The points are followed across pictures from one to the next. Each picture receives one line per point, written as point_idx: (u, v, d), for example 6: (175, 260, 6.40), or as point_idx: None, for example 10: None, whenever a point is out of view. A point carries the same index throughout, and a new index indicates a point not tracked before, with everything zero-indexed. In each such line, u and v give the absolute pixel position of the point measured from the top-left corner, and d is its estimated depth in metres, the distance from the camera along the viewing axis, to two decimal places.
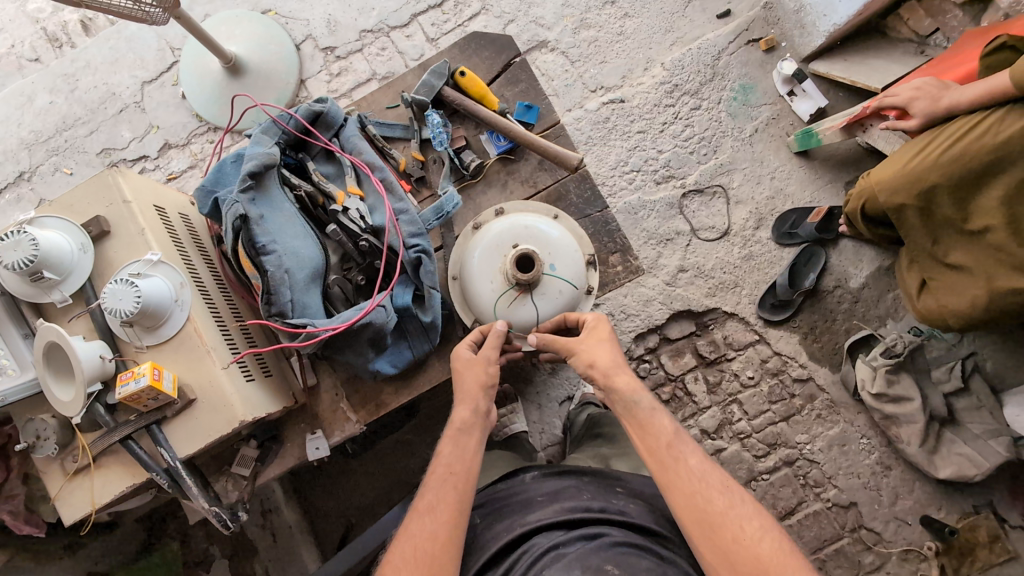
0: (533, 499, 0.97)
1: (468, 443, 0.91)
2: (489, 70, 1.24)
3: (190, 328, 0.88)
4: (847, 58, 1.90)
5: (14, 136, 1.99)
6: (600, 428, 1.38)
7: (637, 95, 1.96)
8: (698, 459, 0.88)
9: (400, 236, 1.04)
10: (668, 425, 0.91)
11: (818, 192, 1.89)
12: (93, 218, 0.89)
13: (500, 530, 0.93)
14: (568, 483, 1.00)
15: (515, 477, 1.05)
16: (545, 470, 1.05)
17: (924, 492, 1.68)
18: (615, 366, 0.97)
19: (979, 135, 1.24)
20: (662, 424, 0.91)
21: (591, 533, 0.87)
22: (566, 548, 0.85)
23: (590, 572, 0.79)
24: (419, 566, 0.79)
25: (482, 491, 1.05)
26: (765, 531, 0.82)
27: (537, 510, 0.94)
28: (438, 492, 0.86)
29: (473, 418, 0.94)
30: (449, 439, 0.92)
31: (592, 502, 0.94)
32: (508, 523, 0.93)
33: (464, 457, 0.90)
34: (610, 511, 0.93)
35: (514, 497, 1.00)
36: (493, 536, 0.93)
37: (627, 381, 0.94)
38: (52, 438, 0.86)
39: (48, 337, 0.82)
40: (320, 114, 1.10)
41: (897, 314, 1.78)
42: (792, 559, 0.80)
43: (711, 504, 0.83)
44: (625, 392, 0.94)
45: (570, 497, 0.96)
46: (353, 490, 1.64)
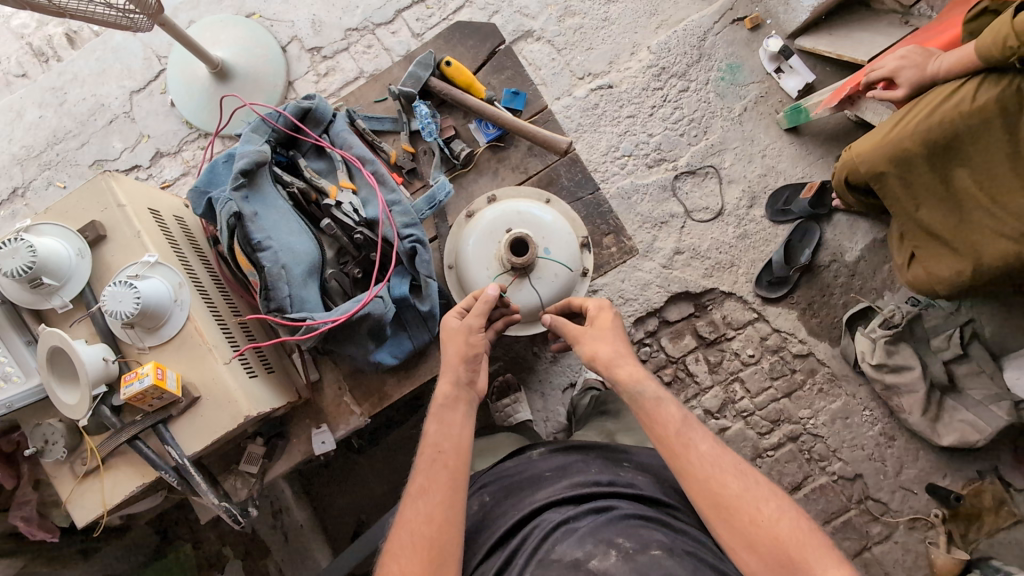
0: (542, 475, 1.00)
1: (456, 420, 0.91)
2: (474, 59, 1.24)
3: (191, 327, 0.89)
4: (833, 32, 1.90)
5: (6, 152, 1.99)
6: (606, 405, 1.39)
7: (625, 80, 1.97)
8: (710, 444, 0.87)
9: (394, 227, 1.05)
10: (677, 411, 0.91)
11: (809, 168, 1.90)
12: (88, 223, 0.90)
13: (510, 508, 0.95)
14: (575, 458, 1.03)
15: (522, 455, 1.09)
16: (552, 447, 1.08)
17: (929, 461, 1.70)
18: (617, 355, 0.97)
19: (958, 103, 1.25)
20: (669, 411, 0.91)
21: (600, 506, 0.88)
22: (576, 522, 0.86)
23: (602, 545, 0.80)
24: (418, 551, 0.79)
25: (493, 471, 1.08)
26: (783, 511, 0.81)
27: (546, 486, 0.96)
28: (429, 474, 0.86)
29: (454, 392, 0.94)
30: (433, 417, 0.92)
31: (600, 476, 0.96)
32: (517, 502, 0.95)
33: (456, 436, 0.90)
34: (619, 484, 0.95)
35: (524, 473, 1.03)
36: (505, 514, 0.95)
37: (629, 370, 0.95)
38: (60, 441, 0.88)
39: (51, 341, 0.83)
40: (309, 111, 1.10)
41: (894, 286, 1.79)
42: (814, 536, 0.79)
43: (726, 488, 0.83)
44: (627, 381, 0.94)
45: (579, 473, 0.98)
46: (363, 486, 1.66)
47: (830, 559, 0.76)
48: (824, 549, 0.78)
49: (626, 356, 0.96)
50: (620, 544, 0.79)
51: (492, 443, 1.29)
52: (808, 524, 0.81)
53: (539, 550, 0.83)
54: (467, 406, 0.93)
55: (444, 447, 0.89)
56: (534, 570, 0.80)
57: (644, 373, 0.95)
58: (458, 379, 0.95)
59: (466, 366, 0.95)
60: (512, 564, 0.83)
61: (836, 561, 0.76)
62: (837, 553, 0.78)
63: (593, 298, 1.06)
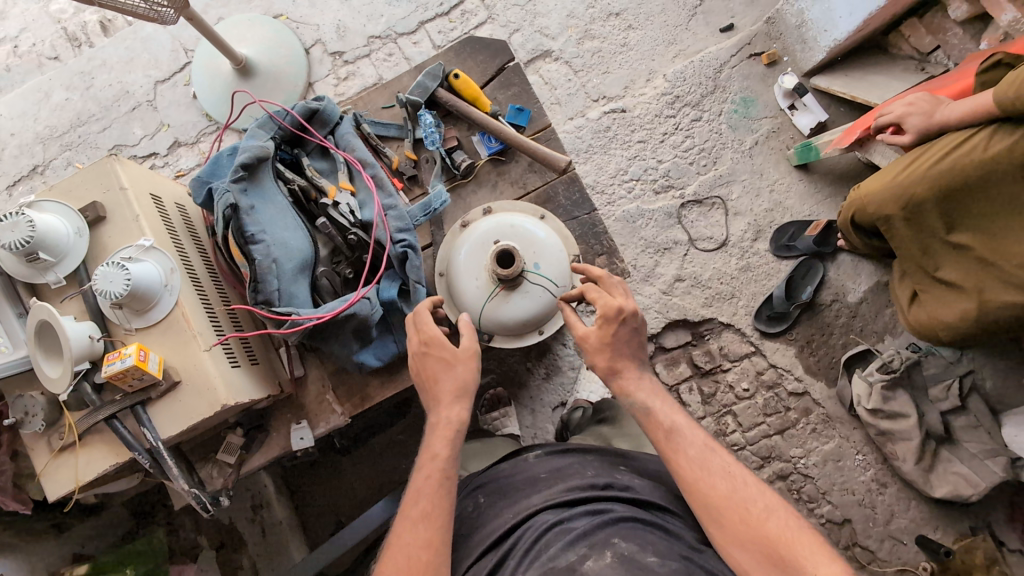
0: (538, 477, 1.02)
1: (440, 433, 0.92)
2: (483, 74, 1.26)
3: (178, 312, 0.90)
4: (848, 74, 1.92)
5: (30, 130, 2.06)
6: (602, 412, 1.40)
7: (638, 106, 1.99)
8: (698, 448, 0.92)
9: (387, 230, 1.07)
10: (668, 415, 0.96)
11: (817, 206, 1.89)
12: (90, 204, 0.92)
13: (504, 508, 0.98)
14: (571, 460, 1.05)
15: (517, 457, 1.10)
16: (549, 449, 1.09)
17: (920, 512, 1.66)
18: (612, 371, 1.01)
19: (966, 151, 1.25)
20: (659, 418, 0.96)
21: (594, 509, 0.90)
22: (571, 523, 0.88)
23: (597, 547, 0.81)
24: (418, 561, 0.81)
25: (488, 471, 1.10)
26: (772, 511, 0.84)
27: (541, 490, 0.98)
28: (432, 493, 0.87)
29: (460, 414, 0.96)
30: (439, 436, 0.93)
31: (596, 479, 0.97)
32: (512, 508, 0.96)
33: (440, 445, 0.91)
34: (616, 487, 0.96)
35: (518, 475, 1.04)
36: (499, 511, 0.98)
37: (634, 380, 1.00)
38: (39, 415, 0.88)
39: (40, 316, 0.84)
40: (317, 112, 1.13)
41: (894, 330, 1.77)
42: (804, 534, 0.81)
43: (714, 489, 0.87)
44: (620, 394, 1.00)
45: (574, 476, 0.99)
46: (346, 487, 1.67)
47: (820, 556, 0.78)
48: (816, 546, 0.80)
49: (629, 364, 1.02)
50: (615, 545, 0.81)
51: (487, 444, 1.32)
52: (799, 523, 0.83)
53: (533, 549, 0.85)
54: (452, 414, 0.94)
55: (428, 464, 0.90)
56: (530, 568, 0.82)
57: (644, 382, 1.01)
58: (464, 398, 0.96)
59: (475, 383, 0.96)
60: (507, 566, 0.85)
61: (827, 559, 0.78)
62: (829, 551, 0.80)
63: (603, 299, 1.01)
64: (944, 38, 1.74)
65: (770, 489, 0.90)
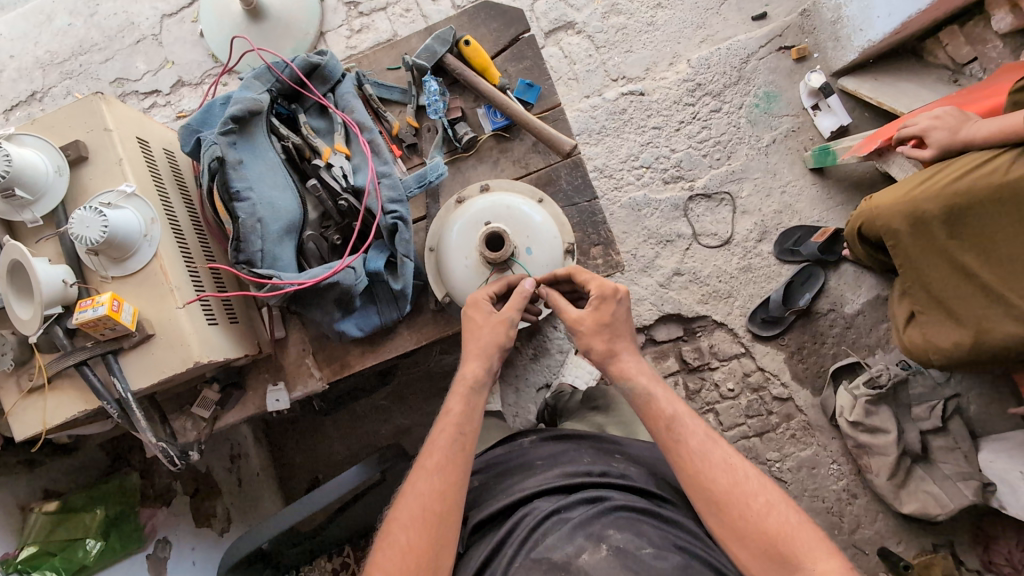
0: (534, 463, 1.04)
1: (453, 406, 0.98)
2: (495, 43, 1.20)
3: (156, 264, 0.88)
4: (878, 77, 1.84)
5: (30, 54, 1.99)
6: (594, 400, 1.38)
7: (658, 90, 1.92)
8: (699, 439, 0.92)
9: (379, 199, 1.03)
10: (670, 403, 0.96)
11: (827, 212, 1.85)
12: (72, 142, 0.89)
13: (502, 491, 1.02)
14: (567, 447, 1.07)
15: (513, 442, 1.13)
16: (544, 435, 1.11)
17: (886, 525, 1.68)
18: (610, 354, 1.00)
19: (986, 173, 1.21)
20: (660, 406, 0.96)
21: (591, 497, 0.91)
22: (567, 512, 0.89)
23: (592, 538, 0.84)
24: (424, 516, 0.87)
25: (485, 455, 1.13)
26: (773, 506, 0.85)
27: (537, 474, 1.01)
28: (447, 449, 0.94)
29: (480, 374, 1.00)
30: (459, 396, 0.99)
31: (592, 467, 0.99)
32: (509, 490, 1.00)
33: (448, 423, 0.97)
34: (611, 474, 0.98)
35: (515, 460, 1.07)
36: (495, 495, 1.01)
37: (633, 364, 1.00)
38: (10, 352, 0.87)
39: (12, 256, 0.82)
40: (318, 67, 1.08)
41: (887, 345, 1.75)
42: (804, 530, 0.82)
43: (715, 484, 0.87)
44: (619, 378, 1.00)
45: (570, 462, 1.02)
46: (324, 445, 1.69)
47: (820, 552, 0.79)
48: (815, 541, 0.81)
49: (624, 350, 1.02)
50: (610, 537, 0.83)
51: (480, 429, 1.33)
52: (800, 517, 0.84)
53: (530, 537, 0.86)
54: (466, 389, 0.99)
55: (436, 441, 0.95)
56: (525, 559, 0.83)
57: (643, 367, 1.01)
58: (484, 370, 1.00)
59: (482, 360, 1.00)
60: (503, 553, 0.87)
61: (827, 554, 0.79)
62: (828, 546, 0.81)
63: (591, 279, 1.02)
64: (983, 50, 1.66)
65: (770, 480, 0.90)
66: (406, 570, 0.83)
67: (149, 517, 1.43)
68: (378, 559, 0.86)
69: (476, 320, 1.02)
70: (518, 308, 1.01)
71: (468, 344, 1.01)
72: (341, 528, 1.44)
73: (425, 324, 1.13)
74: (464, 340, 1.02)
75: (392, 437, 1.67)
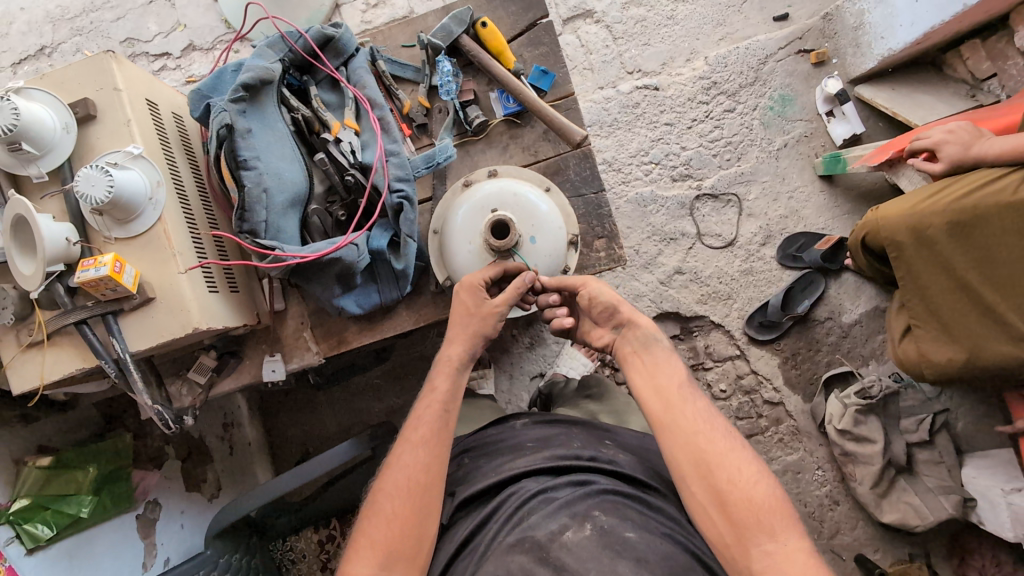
0: (524, 444, 1.05)
1: (439, 384, 0.99)
2: (512, 27, 1.19)
3: (160, 229, 0.88)
4: (896, 87, 1.82)
5: (41, 8, 1.97)
6: (589, 388, 1.42)
7: (672, 86, 1.91)
8: (704, 404, 0.92)
9: (386, 177, 1.03)
10: (679, 369, 0.97)
11: (833, 220, 1.84)
12: (80, 100, 0.88)
13: (489, 469, 1.03)
14: (557, 431, 1.08)
15: (505, 424, 1.14)
16: (535, 420, 1.13)
17: (865, 533, 1.70)
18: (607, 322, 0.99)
19: (993, 192, 1.21)
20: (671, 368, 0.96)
21: (579, 480, 0.93)
22: (554, 492, 0.91)
23: (577, 518, 0.85)
24: (408, 490, 0.90)
25: (476, 435, 1.14)
26: (760, 480, 0.85)
27: (527, 454, 1.02)
28: (432, 427, 0.95)
29: (469, 355, 1.01)
30: (451, 376, 1.00)
31: (582, 451, 1.01)
32: (498, 466, 1.01)
33: (432, 400, 0.98)
34: (600, 460, 1.00)
35: (506, 441, 1.08)
36: (484, 472, 1.02)
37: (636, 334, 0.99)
38: (10, 308, 0.86)
39: (17, 210, 0.82)
40: (332, 39, 1.07)
41: (881, 357, 1.76)
42: (785, 507, 0.83)
43: (711, 444, 0.87)
44: (636, 333, 1.00)
45: (560, 445, 1.03)
46: (317, 419, 1.71)
47: (794, 531, 0.80)
48: (790, 521, 0.81)
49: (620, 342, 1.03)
50: (595, 517, 0.85)
51: (473, 408, 1.34)
52: (783, 496, 0.84)
53: (516, 514, 0.89)
54: (452, 369, 1.00)
55: (421, 417, 0.97)
56: (509, 536, 0.85)
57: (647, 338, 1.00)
58: (468, 354, 1.01)
59: (466, 344, 1.01)
60: (488, 528, 0.89)
61: (798, 534, 0.80)
62: (801, 527, 0.82)
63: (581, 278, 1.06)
64: (1003, 66, 1.64)
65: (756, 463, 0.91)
66: (391, 537, 0.86)
67: (142, 479, 1.41)
68: (364, 525, 0.89)
69: (468, 307, 1.01)
70: (512, 302, 1.01)
71: (454, 329, 1.02)
72: (328, 501, 1.46)
73: (425, 306, 1.14)
74: (452, 322, 1.03)
75: (384, 415, 1.69)
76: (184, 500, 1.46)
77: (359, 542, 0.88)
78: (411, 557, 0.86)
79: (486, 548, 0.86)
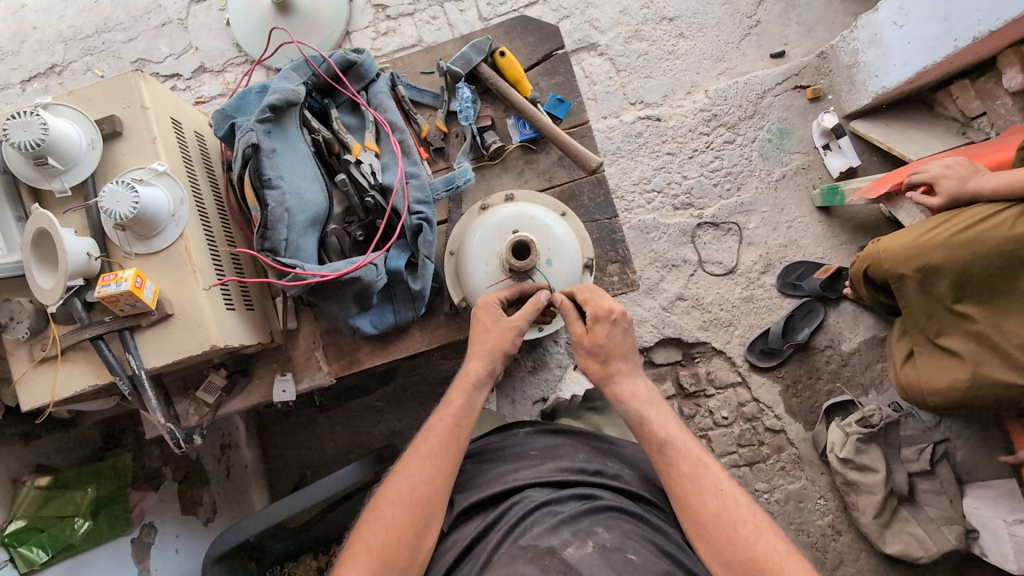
0: (528, 454, 1.05)
1: (454, 399, 0.99)
2: (529, 57, 1.22)
3: (182, 245, 0.88)
4: (890, 123, 1.89)
5: (54, 27, 2.00)
6: (591, 399, 1.42)
7: (674, 117, 1.96)
8: (691, 462, 0.92)
9: (406, 199, 1.03)
10: (663, 427, 0.96)
11: (831, 250, 1.88)
12: (107, 117, 0.89)
13: (493, 479, 1.02)
14: (561, 441, 1.08)
15: (509, 431, 1.14)
16: (538, 428, 1.13)
17: (868, 564, 1.68)
18: (609, 373, 1.02)
19: (990, 228, 1.25)
20: (653, 428, 0.97)
21: (583, 494, 0.93)
22: (558, 505, 0.91)
23: (579, 535, 0.84)
24: (411, 501, 0.89)
25: (479, 441, 1.14)
26: (762, 533, 0.85)
27: (530, 466, 1.01)
28: (442, 441, 0.95)
29: (485, 375, 1.00)
30: (464, 394, 0.99)
31: (587, 464, 1.01)
32: (501, 478, 1.00)
33: (446, 413, 0.98)
34: (605, 474, 1.00)
35: (510, 449, 1.08)
36: (486, 483, 1.01)
37: (629, 387, 1.01)
38: (25, 322, 0.85)
39: (40, 223, 0.82)
40: (354, 64, 1.10)
41: (881, 386, 1.77)
42: (794, 561, 0.82)
43: (705, 507, 0.88)
44: (618, 397, 1.01)
45: (564, 458, 1.02)
46: (315, 441, 1.68)
47: None
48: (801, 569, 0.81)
49: (626, 368, 1.03)
50: (598, 534, 0.84)
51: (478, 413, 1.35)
52: (789, 547, 0.84)
53: (518, 525, 0.88)
54: (468, 386, 1.00)
55: (433, 427, 0.97)
56: (511, 546, 0.85)
57: (639, 390, 1.01)
58: (486, 372, 1.00)
59: (485, 362, 1.00)
60: (489, 538, 0.88)
61: None
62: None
63: (590, 300, 1.02)
64: (992, 106, 1.70)
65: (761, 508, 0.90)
66: (389, 544, 0.85)
67: (138, 502, 1.39)
68: (363, 530, 0.88)
69: (485, 323, 1.02)
70: (529, 318, 1.01)
71: (473, 344, 1.02)
72: (327, 526, 1.42)
73: (438, 327, 1.14)
74: (471, 340, 1.03)
75: (384, 438, 1.67)
76: (179, 524, 1.41)
77: (355, 548, 0.88)
78: (405, 566, 0.85)
79: (487, 558, 0.84)
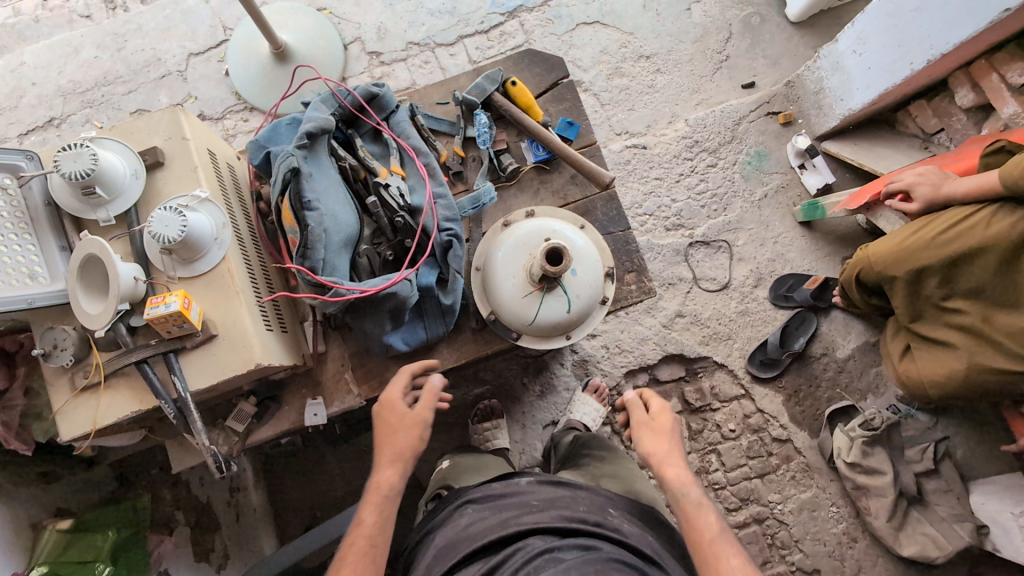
0: (531, 503, 1.04)
1: (381, 477, 0.95)
2: (537, 86, 1.31)
3: (224, 268, 0.90)
4: (858, 142, 2.03)
5: (52, 82, 2.04)
6: (591, 447, 1.39)
7: (659, 145, 2.08)
8: (742, 560, 0.88)
9: (435, 218, 1.08)
10: (713, 519, 0.95)
11: (816, 262, 1.98)
12: (151, 148, 0.92)
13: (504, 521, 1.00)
14: (563, 493, 1.07)
15: (511, 481, 1.14)
16: (542, 479, 1.13)
17: (887, 570, 1.69)
18: (668, 455, 1.05)
19: (973, 223, 1.32)
20: (708, 520, 0.94)
21: (585, 544, 0.91)
22: (560, 552, 0.88)
23: None
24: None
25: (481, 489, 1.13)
26: None
27: (534, 513, 1.01)
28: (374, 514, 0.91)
29: None
30: None
31: (587, 515, 0.99)
32: (507, 523, 0.98)
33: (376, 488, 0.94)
34: (605, 526, 0.98)
35: (512, 499, 1.07)
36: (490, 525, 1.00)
37: (679, 474, 1.01)
38: (69, 349, 0.85)
39: (89, 250, 0.83)
40: (376, 96, 1.16)
41: (878, 390, 1.82)
42: None
43: None
44: (675, 482, 1.00)
45: (565, 508, 1.02)
46: (326, 480, 1.64)
47: None
48: None
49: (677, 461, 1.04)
50: None
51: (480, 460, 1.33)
52: None
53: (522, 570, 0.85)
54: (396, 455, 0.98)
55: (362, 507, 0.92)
56: None
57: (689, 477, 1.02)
58: (400, 475, 0.96)
59: (397, 467, 0.96)
60: None
61: None
62: None
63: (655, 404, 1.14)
64: (949, 122, 1.84)
65: None
66: None
67: (158, 546, 1.32)
68: None
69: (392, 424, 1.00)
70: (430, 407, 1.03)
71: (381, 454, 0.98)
72: None
73: (465, 343, 1.16)
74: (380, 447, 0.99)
75: None
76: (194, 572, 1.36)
77: None
78: None
79: None
